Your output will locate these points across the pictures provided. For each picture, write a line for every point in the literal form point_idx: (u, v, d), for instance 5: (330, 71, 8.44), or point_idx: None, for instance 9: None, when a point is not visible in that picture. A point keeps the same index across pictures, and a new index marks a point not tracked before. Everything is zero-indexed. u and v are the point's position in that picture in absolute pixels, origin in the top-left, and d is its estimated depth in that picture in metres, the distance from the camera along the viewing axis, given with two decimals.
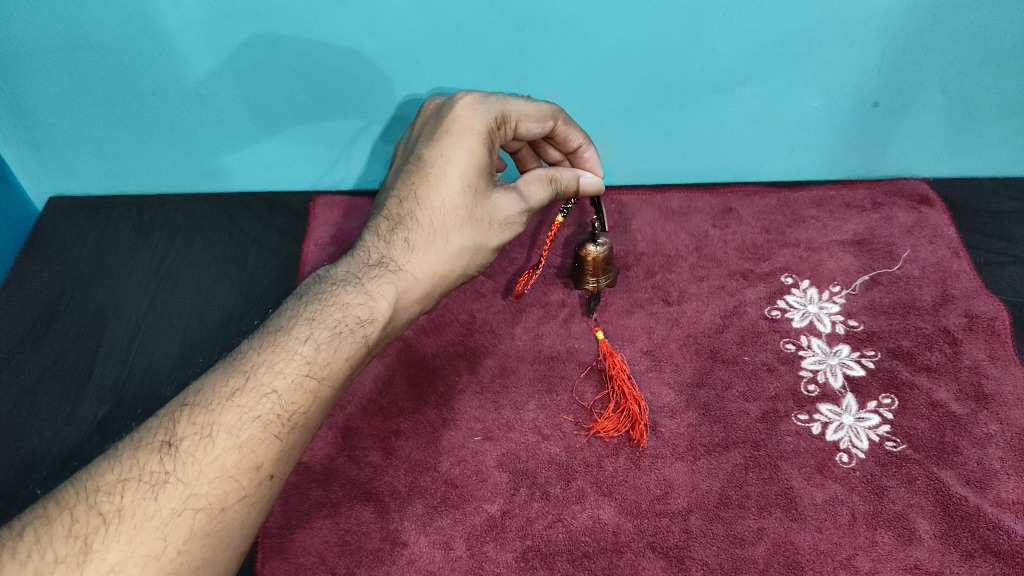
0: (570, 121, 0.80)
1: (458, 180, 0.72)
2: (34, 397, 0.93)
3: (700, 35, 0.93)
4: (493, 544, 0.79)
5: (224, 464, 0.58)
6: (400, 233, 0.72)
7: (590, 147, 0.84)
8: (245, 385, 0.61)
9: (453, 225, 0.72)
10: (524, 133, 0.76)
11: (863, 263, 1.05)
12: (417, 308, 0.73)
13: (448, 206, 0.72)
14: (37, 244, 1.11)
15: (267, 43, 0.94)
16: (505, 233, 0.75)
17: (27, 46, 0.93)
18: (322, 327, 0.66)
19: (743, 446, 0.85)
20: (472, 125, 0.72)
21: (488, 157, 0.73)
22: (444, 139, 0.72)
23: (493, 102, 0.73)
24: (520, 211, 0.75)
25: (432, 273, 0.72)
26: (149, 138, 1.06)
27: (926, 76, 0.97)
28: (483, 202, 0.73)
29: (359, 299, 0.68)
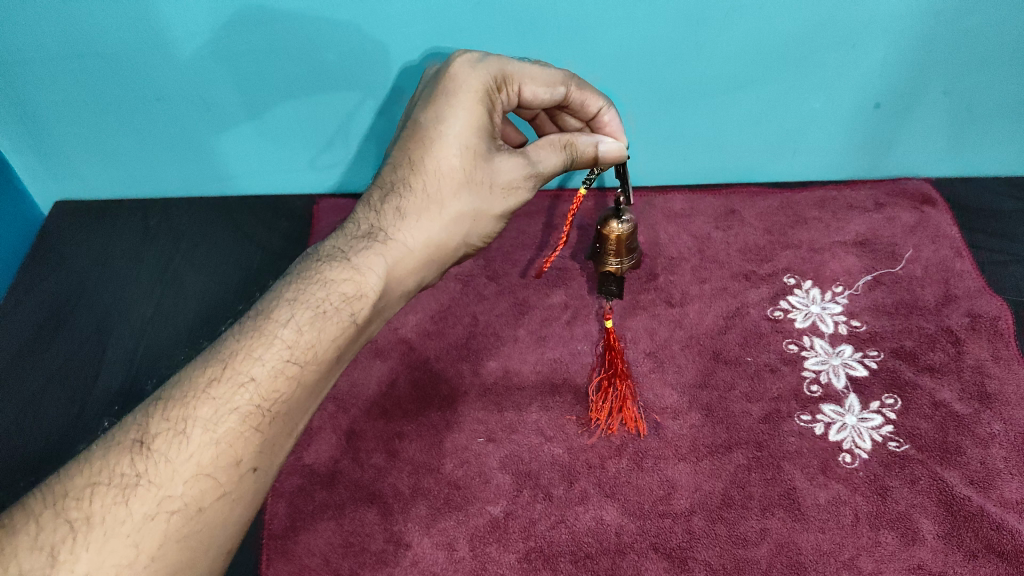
0: (583, 84, 0.75)
1: (454, 144, 0.70)
2: (39, 402, 0.94)
3: (701, 37, 0.93)
4: (496, 546, 0.79)
5: (199, 462, 0.57)
6: (392, 204, 0.71)
7: (612, 110, 0.77)
8: (222, 375, 0.61)
9: (450, 191, 0.70)
10: (530, 97, 0.73)
11: (866, 263, 1.05)
12: (412, 281, 0.72)
13: (443, 171, 0.70)
14: (44, 249, 1.12)
15: (271, 48, 0.95)
16: (506, 200, 0.73)
17: (34, 53, 0.94)
18: (304, 308, 0.65)
19: (746, 447, 0.85)
20: (467, 87, 0.70)
21: (486, 120, 0.71)
22: (439, 103, 0.70)
23: (491, 63, 0.71)
24: (524, 175, 0.73)
25: (426, 244, 0.71)
26: (154, 144, 1.07)
27: (929, 78, 0.97)
28: (482, 168, 0.71)
29: (347, 274, 0.68)
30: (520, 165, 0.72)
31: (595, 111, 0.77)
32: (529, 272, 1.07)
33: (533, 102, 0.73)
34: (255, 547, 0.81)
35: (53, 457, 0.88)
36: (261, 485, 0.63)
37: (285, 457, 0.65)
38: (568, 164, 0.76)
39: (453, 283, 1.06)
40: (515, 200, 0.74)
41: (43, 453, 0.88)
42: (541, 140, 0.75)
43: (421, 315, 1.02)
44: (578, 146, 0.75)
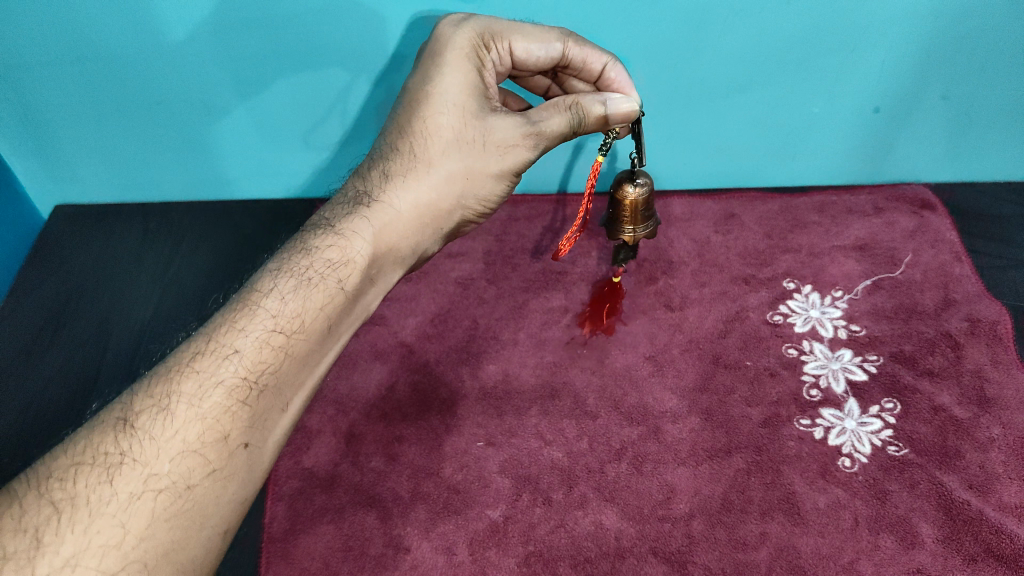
0: (583, 41, 0.77)
1: (441, 103, 0.73)
2: (38, 406, 0.93)
3: (701, 42, 0.93)
4: (495, 549, 0.79)
5: (185, 438, 0.57)
6: (382, 175, 0.73)
7: (617, 65, 0.78)
8: (206, 348, 0.62)
9: (437, 152, 0.73)
10: (524, 54, 0.76)
11: (865, 268, 1.05)
12: (405, 246, 0.74)
13: (429, 132, 0.73)
14: (44, 252, 1.12)
15: (273, 52, 0.96)
16: (500, 159, 0.74)
17: (36, 56, 0.95)
18: (289, 276, 0.67)
19: (745, 451, 0.85)
20: (454, 46, 0.73)
21: (475, 78, 0.73)
22: (430, 65, 0.73)
23: (477, 22, 0.74)
24: (518, 132, 0.73)
25: (415, 209, 0.73)
26: (155, 146, 1.08)
27: (928, 83, 0.98)
28: (471, 125, 0.73)
29: (334, 239, 0.69)
30: (514, 122, 0.73)
31: (598, 68, 0.78)
32: (529, 275, 1.07)
33: (527, 59, 0.76)
34: (254, 551, 0.81)
35: None
36: (258, 464, 0.62)
37: (280, 433, 0.64)
38: (575, 126, 0.75)
39: (453, 287, 1.06)
40: (513, 160, 0.74)
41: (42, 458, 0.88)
42: (543, 103, 0.75)
43: (421, 318, 1.02)
44: (583, 105, 0.74)
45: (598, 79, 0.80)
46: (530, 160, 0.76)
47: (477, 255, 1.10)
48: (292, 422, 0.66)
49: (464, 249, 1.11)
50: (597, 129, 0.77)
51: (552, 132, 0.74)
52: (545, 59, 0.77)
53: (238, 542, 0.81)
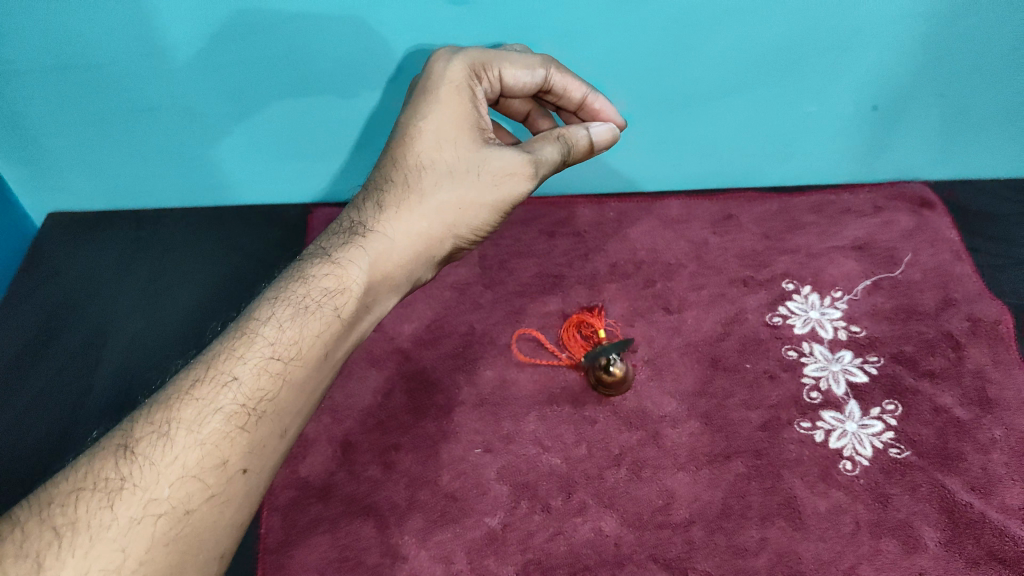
0: (565, 70, 0.79)
1: (434, 137, 0.74)
2: (34, 418, 0.94)
3: (693, 43, 0.91)
4: (493, 558, 0.79)
5: (185, 463, 0.58)
6: (376, 201, 0.74)
7: (597, 95, 0.80)
8: (206, 376, 0.62)
9: (432, 182, 0.74)
10: (512, 83, 0.77)
11: (865, 268, 1.04)
12: (400, 274, 0.74)
13: (424, 163, 0.74)
14: (36, 262, 1.12)
15: (265, 60, 0.94)
16: (495, 189, 0.75)
17: (23, 66, 0.93)
18: (286, 305, 0.67)
19: (745, 456, 0.85)
20: (446, 80, 0.74)
21: (466, 111, 0.75)
22: (420, 99, 0.75)
23: (467, 54, 0.76)
24: (515, 163, 0.75)
25: (410, 237, 0.74)
26: (145, 154, 1.06)
27: (924, 81, 0.97)
28: (465, 157, 0.74)
29: (331, 268, 0.70)
30: (510, 153, 0.75)
31: (578, 98, 0.79)
32: (525, 279, 1.06)
33: (515, 85, 0.77)
34: (251, 562, 0.81)
35: (45, 475, 0.88)
36: (256, 488, 0.63)
37: (278, 458, 0.65)
38: (566, 155, 0.78)
39: (448, 292, 1.04)
40: (509, 190, 0.75)
41: (41, 473, 0.90)
42: (534, 137, 0.78)
43: (416, 324, 1.01)
44: (570, 135, 0.78)
45: (580, 108, 0.82)
46: (527, 191, 0.77)
47: (472, 258, 1.08)
48: (289, 446, 0.66)
49: None
50: (583, 158, 0.81)
51: (545, 162, 0.77)
52: (531, 88, 0.78)
53: (235, 552, 0.81)
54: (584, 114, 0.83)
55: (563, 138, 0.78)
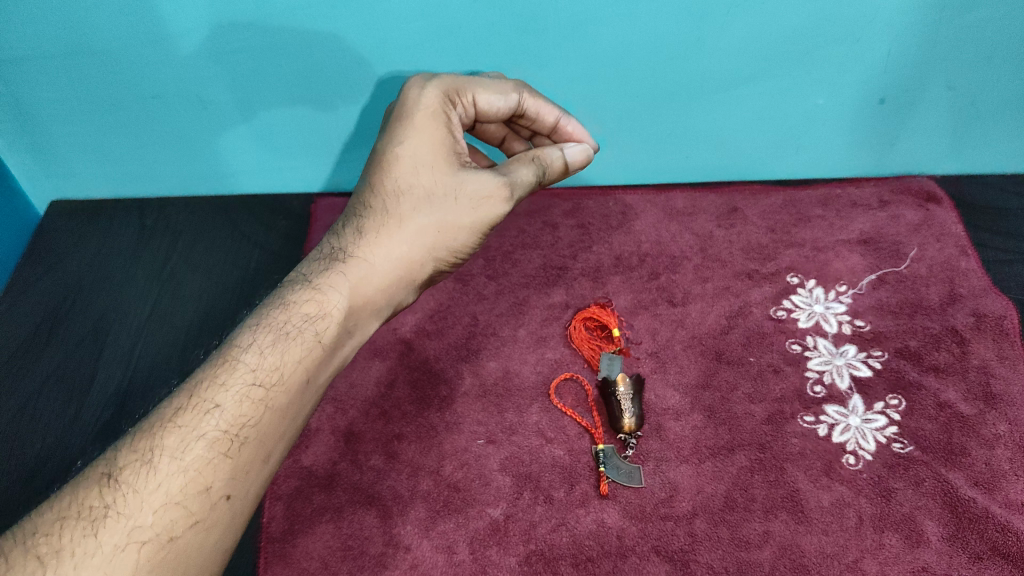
0: (538, 94, 0.80)
1: (411, 162, 0.75)
2: (37, 405, 0.94)
3: (702, 34, 0.90)
4: (496, 548, 0.79)
5: (168, 490, 0.58)
6: (355, 226, 0.75)
7: (570, 118, 0.82)
8: (187, 404, 0.62)
9: (411, 207, 0.75)
10: (486, 107, 0.78)
11: (870, 262, 1.04)
12: (381, 298, 0.75)
13: (402, 188, 0.75)
14: (40, 249, 1.12)
15: (269, 48, 0.92)
16: (473, 211, 0.76)
17: (28, 51, 0.92)
18: (267, 331, 0.67)
19: (748, 449, 0.85)
20: (422, 106, 0.75)
21: (443, 136, 0.76)
22: (396, 126, 0.76)
23: (442, 80, 0.76)
24: (491, 185, 0.76)
25: (391, 261, 0.74)
26: (149, 141, 1.06)
27: (934, 73, 0.96)
28: (443, 181, 0.76)
29: (311, 293, 0.70)
30: (487, 176, 0.76)
31: (551, 121, 0.81)
32: (529, 271, 1.05)
33: (489, 110, 0.78)
34: (253, 551, 0.81)
35: (50, 462, 0.89)
36: (240, 513, 0.63)
37: (261, 483, 0.65)
38: (541, 177, 0.80)
39: (452, 283, 1.04)
40: (487, 214, 0.77)
41: (43, 459, 0.89)
42: (508, 160, 0.80)
43: (420, 315, 1.00)
44: (545, 157, 0.80)
45: (554, 131, 0.83)
46: (504, 214, 0.78)
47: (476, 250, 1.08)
48: (273, 472, 0.66)
49: None
50: (557, 180, 0.83)
51: (520, 184, 0.79)
52: (506, 112, 0.79)
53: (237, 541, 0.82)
54: (557, 136, 0.84)
55: (538, 160, 0.80)
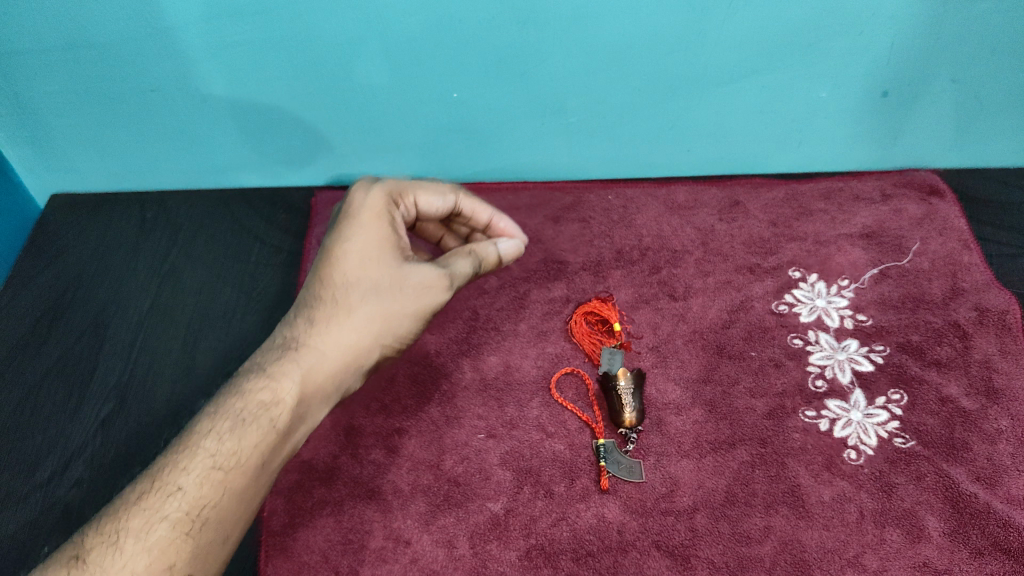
0: (473, 196, 0.89)
1: (358, 258, 0.82)
2: (37, 398, 0.94)
3: (705, 27, 0.90)
4: (497, 543, 0.79)
5: (132, 570, 0.65)
6: (306, 317, 0.81)
7: (501, 217, 0.91)
8: (152, 488, 0.69)
9: (358, 297, 0.81)
10: (427, 207, 0.86)
11: (873, 256, 1.03)
12: (332, 384, 0.79)
13: (351, 281, 0.81)
14: (39, 243, 1.11)
15: (268, 41, 0.91)
16: (417, 300, 0.83)
17: (27, 43, 0.91)
18: (224, 418, 0.73)
19: (750, 444, 0.85)
20: (367, 208, 0.83)
21: (387, 234, 0.83)
22: (344, 225, 0.83)
23: (385, 184, 0.85)
24: (433, 275, 0.84)
25: (340, 348, 0.79)
26: (149, 135, 1.05)
27: (938, 66, 0.95)
28: (388, 274, 0.82)
29: (266, 382, 0.75)
30: (428, 269, 0.83)
31: (485, 219, 0.90)
32: (530, 265, 1.05)
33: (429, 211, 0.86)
34: (254, 544, 0.81)
35: (51, 455, 0.89)
36: None
37: (218, 562, 0.71)
38: (478, 267, 0.88)
39: None
40: (428, 302, 0.84)
41: (44, 451, 0.89)
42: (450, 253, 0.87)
43: None
44: (480, 251, 0.88)
45: (489, 227, 0.92)
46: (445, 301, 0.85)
47: None
48: (231, 551, 0.72)
49: None
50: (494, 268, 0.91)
51: (460, 274, 0.86)
52: (444, 211, 0.87)
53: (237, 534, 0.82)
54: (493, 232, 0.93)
55: (474, 252, 0.88)
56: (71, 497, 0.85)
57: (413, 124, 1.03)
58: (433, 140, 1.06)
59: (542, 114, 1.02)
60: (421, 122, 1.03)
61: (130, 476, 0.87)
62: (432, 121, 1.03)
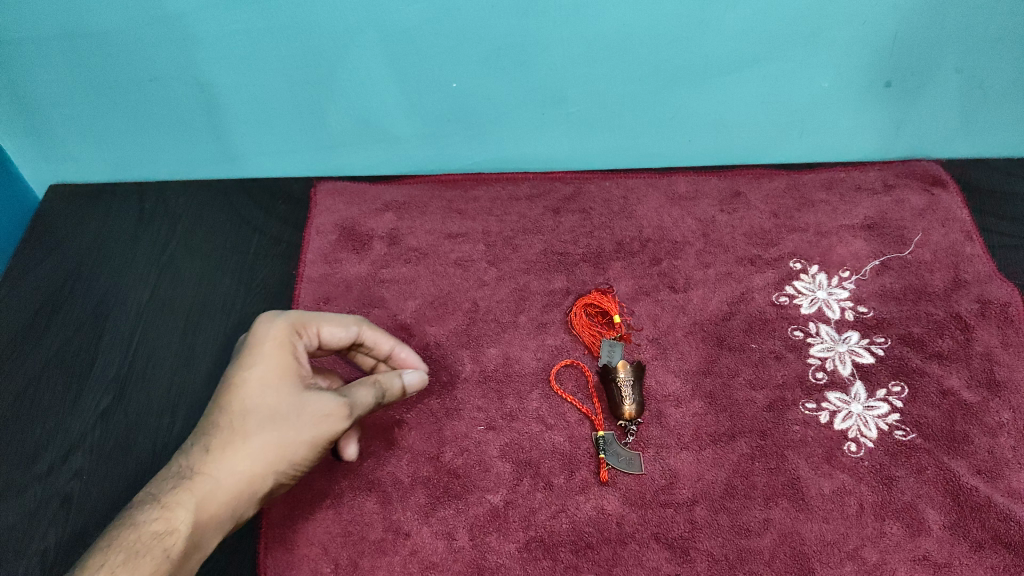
0: (376, 327, 0.85)
1: (259, 385, 0.74)
2: (36, 390, 0.94)
3: (706, 16, 0.88)
4: (496, 535, 0.79)
5: None
6: (200, 445, 0.72)
7: (402, 347, 0.86)
8: None
9: (255, 424, 0.73)
10: (330, 337, 0.81)
11: (874, 247, 1.02)
12: (227, 516, 0.70)
13: (249, 407, 0.73)
14: (38, 233, 1.11)
15: (266, 30, 0.90)
16: (318, 426, 0.74)
17: (23, 33, 0.90)
18: (114, 554, 0.65)
19: (750, 436, 0.85)
20: (270, 337, 0.77)
21: (291, 360, 0.76)
22: (245, 354, 0.76)
23: (288, 314, 0.79)
24: (336, 403, 0.75)
25: (239, 478, 0.71)
26: (148, 125, 1.04)
27: (942, 56, 0.94)
28: (290, 399, 0.74)
29: (160, 513, 0.68)
30: (329, 395, 0.75)
31: (387, 349, 0.85)
32: (530, 256, 1.04)
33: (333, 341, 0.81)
34: (254, 536, 0.81)
35: (51, 446, 0.88)
36: None
37: None
38: (382, 398, 0.80)
39: (453, 268, 1.03)
40: (326, 429, 0.74)
41: (44, 443, 0.89)
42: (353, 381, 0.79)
43: (420, 300, 1.00)
44: (385, 380, 0.80)
45: (390, 357, 0.86)
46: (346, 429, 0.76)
47: (477, 235, 1.07)
48: None
49: (465, 229, 1.08)
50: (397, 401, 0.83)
51: (363, 403, 0.77)
52: (346, 342, 0.82)
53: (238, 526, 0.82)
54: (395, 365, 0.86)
55: (378, 381, 0.80)
56: (71, 488, 0.85)
57: (413, 114, 1.03)
58: (433, 130, 1.05)
59: (543, 104, 1.01)
60: (422, 112, 1.02)
61: (131, 468, 0.87)
62: (433, 110, 1.02)
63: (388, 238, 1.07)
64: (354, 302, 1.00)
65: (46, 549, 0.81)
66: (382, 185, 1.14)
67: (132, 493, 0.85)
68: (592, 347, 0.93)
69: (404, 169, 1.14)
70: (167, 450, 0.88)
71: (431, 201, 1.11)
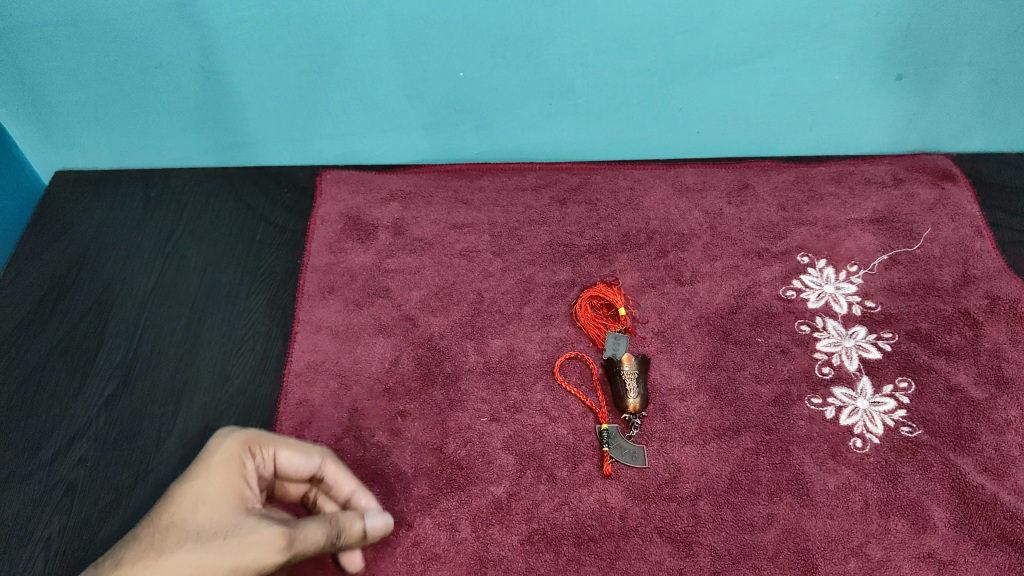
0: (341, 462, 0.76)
1: (192, 500, 0.65)
2: (41, 377, 0.94)
3: (717, 5, 0.87)
4: (499, 527, 0.79)
5: None
6: (110, 561, 0.62)
7: (367, 492, 0.75)
8: None
9: (176, 539, 0.62)
10: (287, 465, 0.73)
11: (883, 242, 1.01)
12: None
13: (175, 521, 0.63)
14: (45, 219, 1.11)
15: (272, 18, 0.89)
16: (245, 554, 0.62)
17: (28, 19, 0.90)
18: None
19: (754, 431, 0.84)
20: (220, 451, 0.69)
21: (237, 480, 0.68)
22: (189, 469, 0.68)
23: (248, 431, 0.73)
24: (274, 529, 0.64)
25: None
26: (153, 112, 1.04)
27: (956, 49, 0.93)
28: (222, 521, 0.64)
29: None
30: (270, 521, 0.64)
31: (347, 491, 0.74)
32: (535, 248, 1.03)
33: (289, 469, 0.73)
34: None
35: (56, 433, 0.89)
36: None
37: None
38: (335, 539, 0.67)
39: (458, 259, 1.02)
40: (253, 558, 0.62)
41: (49, 431, 0.89)
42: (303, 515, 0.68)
43: (425, 291, 0.99)
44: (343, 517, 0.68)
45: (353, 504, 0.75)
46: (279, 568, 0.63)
47: (482, 226, 1.06)
48: None
49: (470, 220, 1.07)
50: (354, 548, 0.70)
51: (308, 543, 0.65)
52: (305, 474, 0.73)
53: None
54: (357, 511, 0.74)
55: (334, 520, 0.68)
56: (76, 475, 0.85)
57: (419, 103, 1.02)
58: (439, 119, 1.05)
59: (550, 94, 1.00)
60: (428, 101, 1.01)
61: (135, 455, 0.87)
62: (439, 100, 1.01)
63: (393, 227, 1.07)
64: (358, 291, 1.00)
65: (52, 535, 0.81)
66: (387, 175, 1.13)
67: (136, 480, 0.85)
68: (598, 338, 0.93)
69: (410, 158, 1.14)
70: (172, 438, 0.88)
71: (437, 191, 1.11)
